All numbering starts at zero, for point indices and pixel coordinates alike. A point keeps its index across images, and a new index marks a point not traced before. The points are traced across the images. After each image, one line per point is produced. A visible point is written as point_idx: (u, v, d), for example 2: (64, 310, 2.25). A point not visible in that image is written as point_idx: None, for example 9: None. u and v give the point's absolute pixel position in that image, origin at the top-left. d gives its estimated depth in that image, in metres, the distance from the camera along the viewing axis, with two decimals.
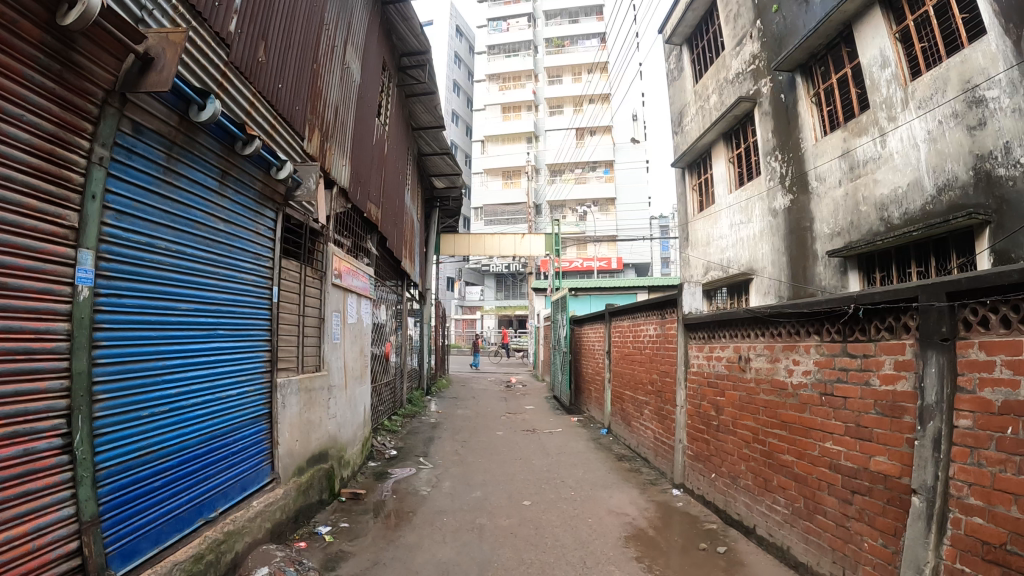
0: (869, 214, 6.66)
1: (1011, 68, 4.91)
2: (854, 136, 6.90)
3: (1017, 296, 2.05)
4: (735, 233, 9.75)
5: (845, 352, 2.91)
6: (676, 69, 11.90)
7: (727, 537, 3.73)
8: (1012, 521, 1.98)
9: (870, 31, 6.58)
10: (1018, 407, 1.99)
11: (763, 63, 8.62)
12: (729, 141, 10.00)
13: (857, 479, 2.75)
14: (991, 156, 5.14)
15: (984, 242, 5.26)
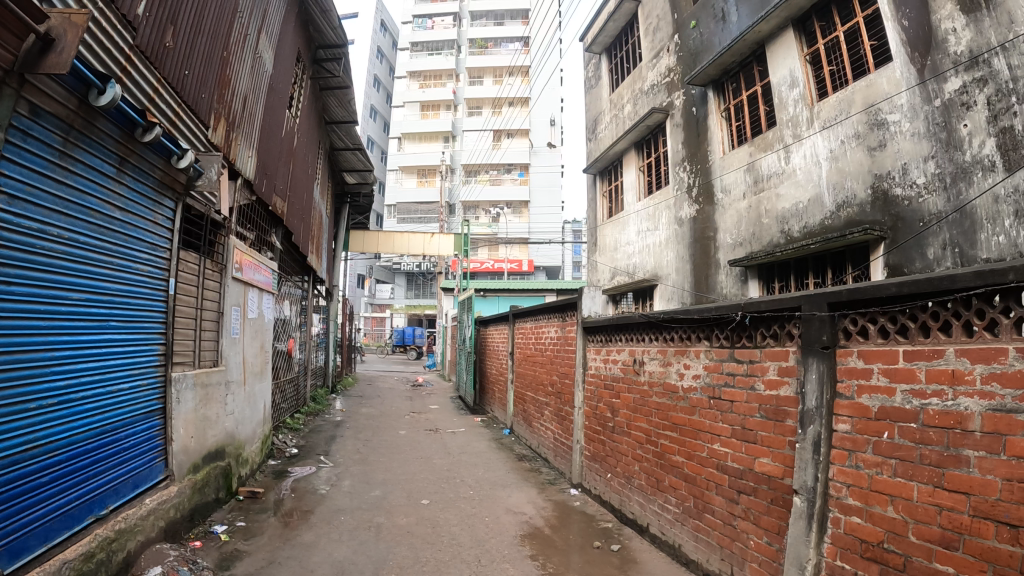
0: (770, 226, 6.97)
1: (913, 96, 5.26)
2: (759, 151, 7.20)
3: (897, 310, 2.19)
4: (641, 239, 10.01)
5: (732, 357, 3.04)
6: (594, 77, 12.12)
7: (621, 535, 3.82)
8: (889, 520, 2.12)
9: (781, 52, 6.88)
10: (894, 414, 2.13)
11: (677, 76, 8.89)
12: (640, 149, 10.25)
13: (743, 479, 2.87)
14: (889, 176, 5.46)
15: (877, 257, 5.59)
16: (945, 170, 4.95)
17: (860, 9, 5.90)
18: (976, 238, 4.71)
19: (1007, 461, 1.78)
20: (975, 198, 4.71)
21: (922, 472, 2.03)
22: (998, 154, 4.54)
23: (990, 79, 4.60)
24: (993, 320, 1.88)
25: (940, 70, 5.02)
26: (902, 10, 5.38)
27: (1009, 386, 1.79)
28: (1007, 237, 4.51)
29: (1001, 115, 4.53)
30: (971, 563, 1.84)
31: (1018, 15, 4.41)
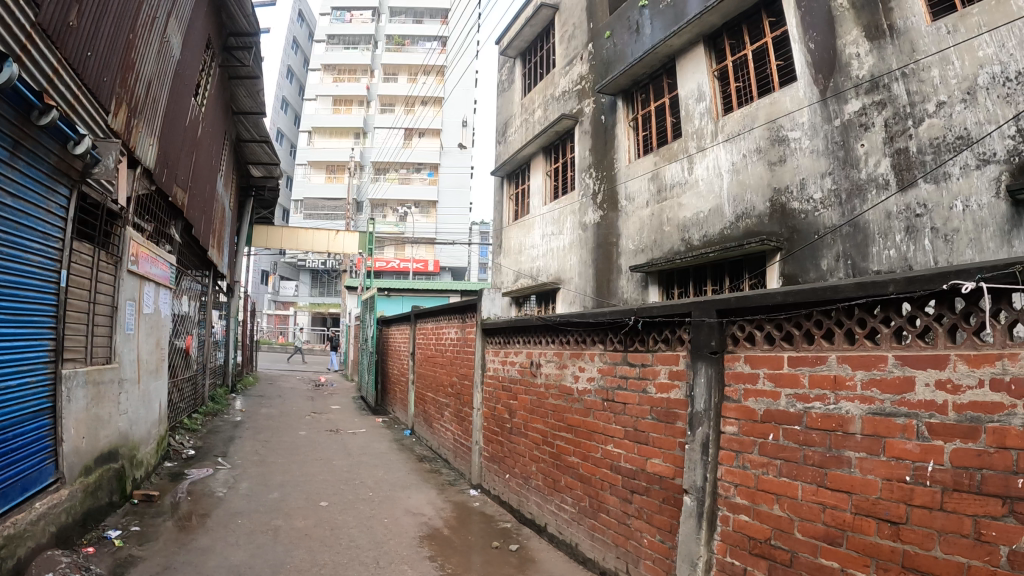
0: (671, 234, 7.20)
1: (813, 115, 5.55)
2: (664, 161, 7.42)
3: (783, 318, 2.31)
4: (546, 243, 10.15)
5: (625, 360, 3.12)
6: (506, 80, 12.21)
7: (519, 535, 3.86)
8: (775, 517, 2.22)
9: (690, 66, 7.11)
10: (779, 416, 2.25)
11: (588, 84, 9.07)
12: (548, 154, 10.38)
13: (635, 479, 2.95)
14: (787, 191, 5.73)
15: (772, 266, 5.86)
16: (841, 187, 5.25)
17: (768, 30, 6.17)
18: (868, 251, 5.02)
19: (887, 461, 1.91)
20: (869, 215, 5.02)
21: (806, 473, 2.14)
22: (892, 174, 4.87)
23: (889, 102, 4.93)
24: (874, 329, 2.02)
25: (841, 93, 5.32)
26: (809, 34, 5.67)
27: (888, 391, 1.93)
28: (898, 251, 4.82)
29: (897, 137, 4.86)
30: (854, 558, 1.96)
31: (920, 46, 4.75)
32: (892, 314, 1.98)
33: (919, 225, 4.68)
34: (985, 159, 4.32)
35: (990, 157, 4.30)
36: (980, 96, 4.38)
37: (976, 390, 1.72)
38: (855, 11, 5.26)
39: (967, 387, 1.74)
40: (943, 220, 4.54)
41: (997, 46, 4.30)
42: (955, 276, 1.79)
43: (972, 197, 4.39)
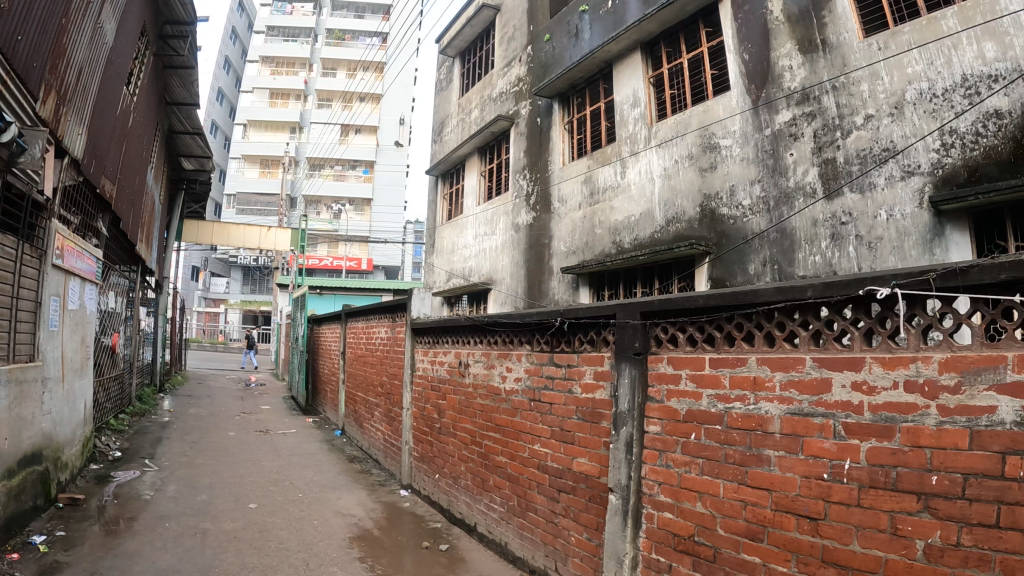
0: (603, 236, 7.30)
1: (745, 124, 5.70)
2: (598, 164, 7.51)
3: (705, 320, 2.37)
4: (478, 243, 10.16)
5: (551, 361, 3.14)
6: (445, 80, 12.16)
7: (449, 535, 3.86)
8: (698, 514, 2.27)
9: (627, 72, 7.21)
10: (701, 416, 2.30)
11: (526, 86, 9.12)
12: (483, 155, 10.40)
13: (562, 479, 2.98)
14: (717, 197, 5.88)
15: (701, 270, 5.99)
16: (769, 194, 5.41)
17: (705, 40, 6.31)
18: (794, 256, 5.18)
19: (805, 460, 1.99)
20: (795, 222, 5.18)
21: (726, 471, 2.20)
22: (820, 183, 5.05)
23: (818, 114, 5.10)
24: (793, 332, 2.09)
25: (772, 104, 5.47)
26: (744, 45, 5.80)
27: (805, 392, 2.01)
28: (823, 257, 4.99)
29: (825, 147, 5.04)
30: (775, 553, 2.03)
31: (851, 61, 4.94)
32: (810, 318, 2.05)
33: (844, 233, 4.86)
34: (909, 171, 4.53)
35: (914, 169, 4.51)
36: (907, 111, 4.58)
37: (891, 391, 1.82)
38: (789, 24, 5.43)
39: (882, 388, 1.84)
40: (868, 228, 4.73)
41: (926, 63, 4.52)
42: (871, 282, 1.88)
43: (896, 206, 4.58)
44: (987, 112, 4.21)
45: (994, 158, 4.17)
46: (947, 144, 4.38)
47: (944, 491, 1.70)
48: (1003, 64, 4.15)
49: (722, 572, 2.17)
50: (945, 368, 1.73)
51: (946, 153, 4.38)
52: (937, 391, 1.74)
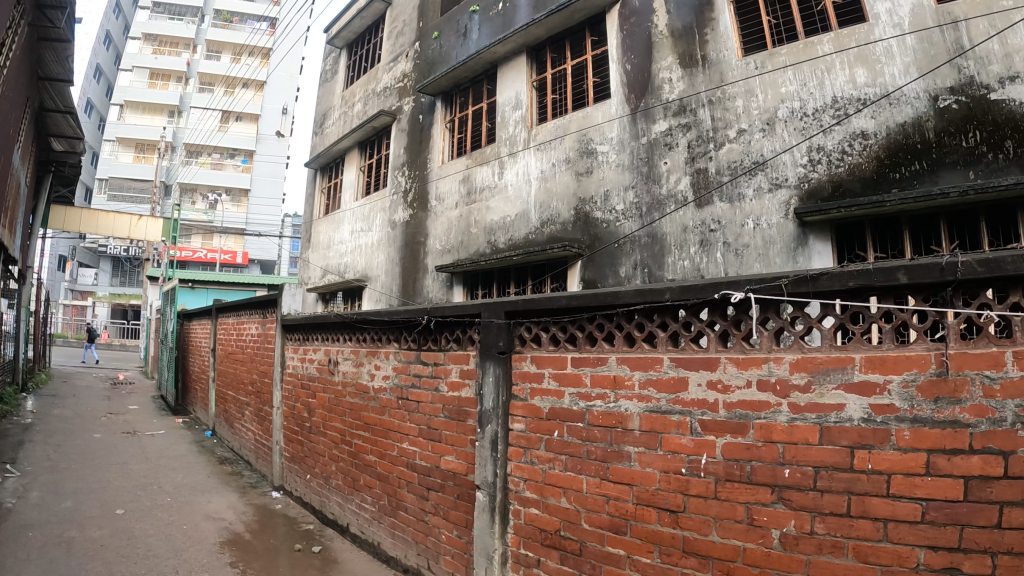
0: (478, 236, 7.34)
1: (623, 131, 5.86)
2: (476, 164, 7.54)
3: (568, 321, 2.42)
4: (354, 239, 9.96)
5: (418, 359, 3.11)
6: (330, 71, 11.84)
7: (322, 536, 3.78)
8: (563, 510, 2.32)
9: (511, 74, 7.25)
10: (563, 414, 2.35)
11: (410, 82, 9.03)
12: (363, 149, 10.25)
13: (430, 477, 2.96)
14: (591, 201, 6.04)
15: (573, 271, 6.13)
16: (642, 200, 5.60)
17: (591, 48, 6.45)
18: (664, 260, 5.37)
19: (663, 455, 2.06)
20: (665, 227, 5.39)
21: (589, 467, 2.25)
22: (691, 192, 5.26)
23: (693, 126, 5.32)
24: (652, 333, 2.16)
25: (650, 113, 5.65)
26: (627, 56, 5.95)
27: (664, 390, 2.08)
28: (691, 262, 5.20)
29: (698, 158, 5.26)
30: (639, 545, 2.10)
31: (728, 77, 5.17)
32: (668, 320, 2.13)
33: (712, 239, 5.09)
34: (777, 184, 4.80)
35: (782, 182, 4.78)
36: (778, 127, 4.85)
37: (745, 391, 1.92)
38: (672, 39, 5.62)
39: (736, 387, 1.93)
40: (735, 236, 4.96)
41: (800, 84, 4.80)
42: (726, 286, 1.98)
43: (762, 216, 4.84)
44: (854, 132, 4.52)
45: (858, 175, 4.47)
46: (813, 160, 4.66)
47: (797, 483, 1.82)
48: (873, 89, 4.49)
49: (588, 565, 2.22)
50: (796, 368, 1.85)
51: (813, 168, 4.66)
52: (788, 390, 1.86)
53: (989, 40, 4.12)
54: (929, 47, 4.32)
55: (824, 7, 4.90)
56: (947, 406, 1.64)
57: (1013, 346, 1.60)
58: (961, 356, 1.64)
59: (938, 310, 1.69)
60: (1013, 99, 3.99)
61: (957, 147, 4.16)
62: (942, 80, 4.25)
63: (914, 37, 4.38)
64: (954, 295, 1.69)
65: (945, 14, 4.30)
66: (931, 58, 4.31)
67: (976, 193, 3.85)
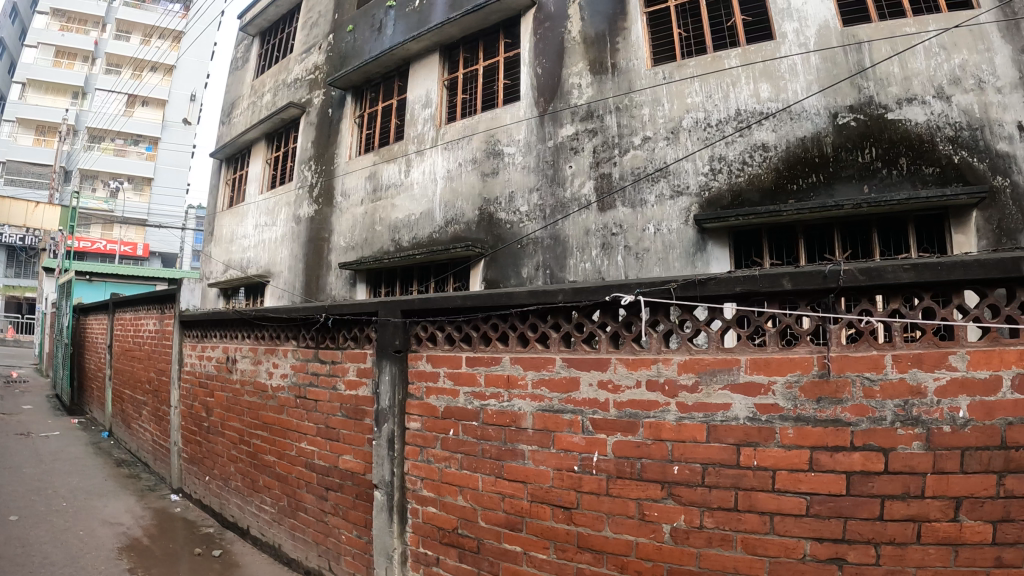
0: (382, 234, 7.23)
1: (530, 134, 5.87)
2: (383, 161, 7.39)
3: (463, 320, 2.41)
4: (258, 234, 9.53)
5: (316, 357, 3.03)
6: (242, 58, 11.29)
7: (222, 540, 3.68)
8: (460, 508, 2.31)
9: (423, 72, 7.11)
10: (458, 413, 2.34)
11: (321, 75, 8.75)
12: (271, 141, 9.86)
13: (329, 477, 2.90)
14: (496, 202, 6.05)
15: (475, 269, 6.16)
16: (546, 203, 5.66)
17: (503, 50, 6.41)
18: (565, 262, 5.44)
19: (556, 453, 2.08)
20: (568, 229, 5.47)
21: (484, 465, 2.25)
22: (595, 197, 5.34)
23: (599, 132, 5.40)
24: (545, 333, 2.19)
25: (558, 117, 5.69)
26: (539, 59, 5.96)
27: (556, 390, 2.10)
28: (592, 265, 5.29)
29: (603, 163, 5.35)
30: (534, 541, 2.11)
31: (637, 85, 5.27)
32: (561, 321, 2.15)
33: (614, 243, 5.19)
34: (678, 191, 4.93)
35: (683, 190, 4.92)
36: (682, 136, 4.98)
37: (634, 391, 1.96)
38: (584, 46, 5.68)
39: (627, 387, 1.97)
40: (636, 240, 5.08)
41: (705, 96, 4.93)
42: (618, 289, 2.00)
43: (663, 222, 4.97)
44: (755, 144, 4.69)
45: (757, 185, 4.64)
46: (715, 169, 4.81)
47: (685, 480, 1.87)
48: (775, 104, 4.67)
49: (486, 563, 2.22)
50: (683, 369, 1.90)
51: (714, 177, 4.80)
52: (676, 390, 1.90)
53: (889, 62, 4.42)
54: (833, 67, 4.55)
55: (733, 22, 5.06)
56: (830, 405, 1.74)
57: (891, 350, 1.72)
58: (843, 359, 1.74)
59: (823, 315, 1.79)
60: (909, 120, 4.32)
61: (853, 162, 4.40)
62: (842, 98, 4.49)
63: (819, 56, 4.60)
64: (836, 302, 1.80)
65: (849, 36, 4.57)
66: (833, 76, 4.54)
67: (869, 207, 4.08)
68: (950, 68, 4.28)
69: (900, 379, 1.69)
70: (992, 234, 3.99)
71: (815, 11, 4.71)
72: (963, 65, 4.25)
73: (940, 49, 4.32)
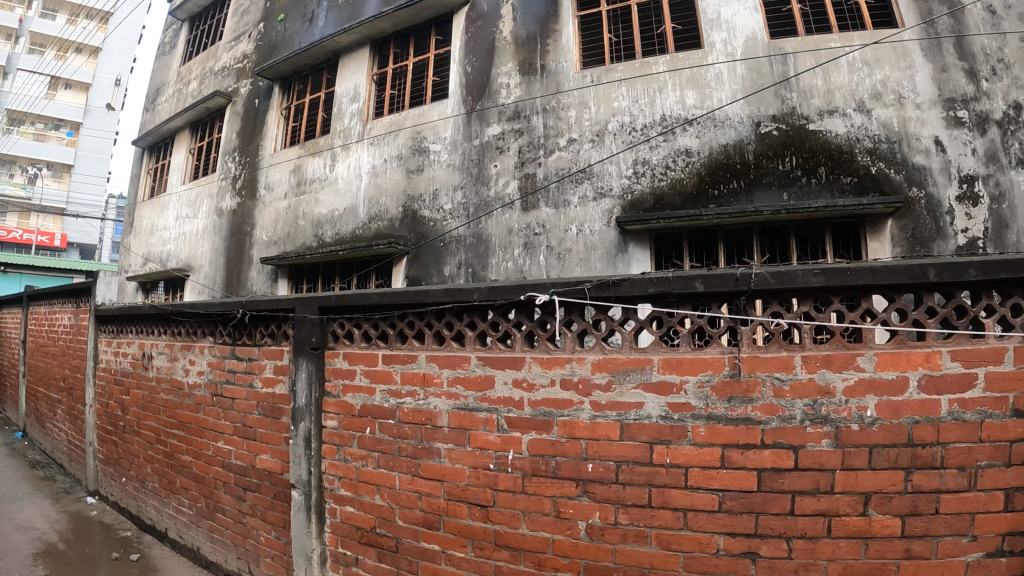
0: (305, 229, 6.99)
1: (456, 132, 5.82)
2: (309, 154, 7.15)
3: (380, 318, 2.39)
4: (178, 226, 9.13)
5: (232, 354, 2.96)
6: (168, 43, 10.77)
7: (141, 544, 3.57)
8: (377, 507, 2.30)
9: (352, 66, 6.96)
10: (374, 411, 2.32)
11: (250, 64, 8.49)
12: (195, 131, 9.46)
13: (246, 477, 2.84)
14: (420, 199, 5.97)
15: (398, 266, 6.08)
16: (470, 201, 5.63)
17: (434, 47, 6.37)
18: (487, 261, 5.45)
19: (471, 451, 2.08)
20: (491, 228, 5.46)
21: (401, 463, 2.24)
22: (519, 196, 5.36)
23: (525, 132, 5.41)
24: (460, 332, 2.19)
25: (485, 116, 5.66)
26: (469, 58, 5.92)
27: (471, 388, 2.11)
28: (514, 264, 5.31)
29: (527, 163, 5.36)
30: (452, 540, 2.12)
31: (564, 87, 5.29)
32: (476, 319, 2.16)
33: (535, 242, 5.22)
34: (601, 193, 5.00)
35: (606, 192, 4.99)
36: (607, 139, 5.04)
37: (549, 389, 1.98)
38: (514, 46, 5.67)
39: (540, 385, 1.99)
40: (558, 241, 5.12)
41: (631, 100, 5.00)
42: (532, 288, 2.01)
43: (585, 223, 5.02)
44: (678, 149, 4.80)
45: (679, 190, 4.75)
46: (638, 172, 4.90)
47: (599, 477, 1.89)
48: (699, 111, 4.77)
49: (405, 562, 2.22)
50: (597, 368, 1.92)
51: (637, 180, 4.90)
52: (589, 388, 1.93)
53: (813, 73, 4.57)
54: (758, 77, 4.68)
55: (663, 30, 5.15)
56: (740, 404, 1.78)
57: (800, 351, 1.78)
58: (753, 360, 1.79)
59: (733, 316, 1.83)
60: (829, 131, 4.47)
61: (774, 170, 4.54)
62: (765, 108, 4.63)
63: (744, 66, 4.73)
64: (746, 305, 1.84)
65: (776, 47, 4.70)
66: (757, 86, 4.67)
67: (787, 213, 4.21)
68: (873, 83, 4.47)
69: (810, 379, 1.75)
70: (907, 242, 4.22)
71: (743, 23, 4.84)
72: (884, 81, 4.45)
73: (862, 65, 4.50)
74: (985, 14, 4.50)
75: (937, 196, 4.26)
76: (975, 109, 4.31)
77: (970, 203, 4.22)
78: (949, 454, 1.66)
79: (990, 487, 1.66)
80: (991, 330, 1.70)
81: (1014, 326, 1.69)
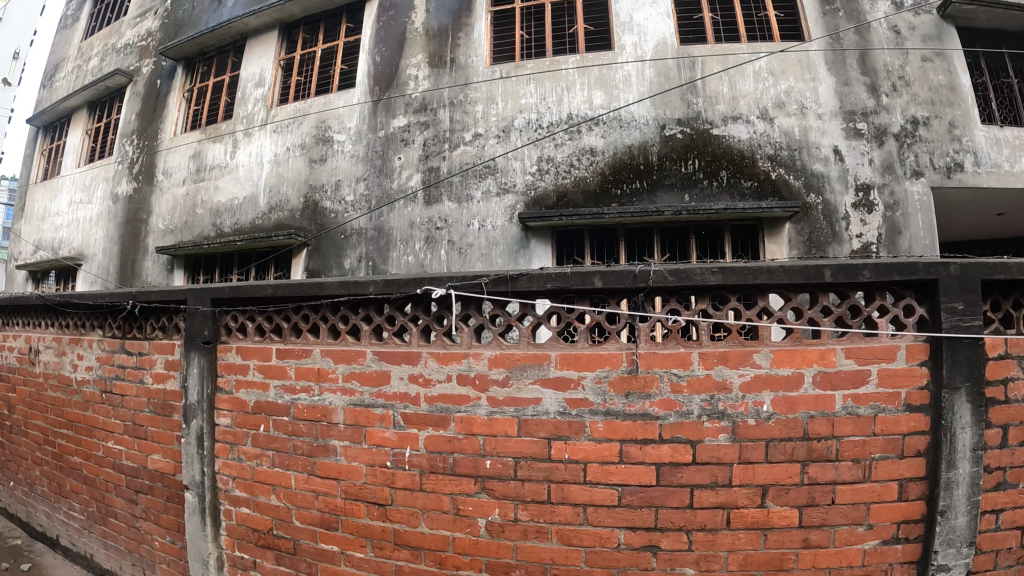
0: (203, 218, 6.76)
1: (361, 121, 5.72)
2: (209, 139, 6.92)
3: (273, 311, 2.34)
4: (71, 212, 8.69)
5: (123, 349, 2.83)
6: (70, 16, 10.26)
7: (30, 553, 3.41)
8: (273, 508, 2.26)
9: (259, 49, 6.77)
10: (269, 408, 2.26)
11: (153, 42, 8.18)
12: (93, 111, 9.06)
13: (138, 479, 2.73)
14: (321, 190, 5.83)
15: (297, 258, 5.92)
16: (372, 193, 5.55)
17: (345, 35, 6.28)
18: (388, 255, 5.38)
19: (368, 449, 2.06)
20: (393, 221, 5.40)
21: (296, 462, 2.20)
22: (421, 188, 5.31)
23: (431, 125, 5.37)
24: (356, 326, 2.17)
25: (391, 107, 5.60)
26: (378, 48, 5.85)
27: (366, 384, 2.07)
28: (415, 258, 5.26)
29: (432, 156, 5.32)
30: (351, 540, 2.10)
31: (472, 81, 5.29)
32: (372, 313, 2.14)
33: (437, 237, 5.18)
34: (504, 189, 5.01)
35: (509, 188, 5.01)
36: (513, 135, 5.06)
37: (445, 384, 1.97)
38: (425, 38, 5.63)
39: (437, 381, 1.97)
40: (459, 236, 5.11)
41: (539, 98, 5.03)
42: (429, 282, 1.99)
43: (487, 219, 5.03)
44: (583, 148, 4.86)
45: (582, 188, 4.82)
46: (542, 169, 4.94)
47: (498, 474, 1.90)
48: (605, 111, 4.85)
49: (304, 564, 2.20)
50: (495, 364, 1.92)
51: (540, 177, 4.93)
52: (486, 384, 1.92)
53: (719, 79, 4.71)
54: (665, 80, 4.79)
55: (575, 30, 5.21)
56: (638, 400, 1.80)
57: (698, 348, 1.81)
58: (650, 356, 1.81)
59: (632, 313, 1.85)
60: (732, 136, 4.61)
61: (676, 171, 4.67)
62: (671, 111, 4.74)
63: (652, 68, 4.84)
64: (644, 302, 1.88)
65: (684, 53, 4.83)
66: (663, 88, 4.78)
67: (688, 214, 4.31)
68: (777, 92, 4.63)
69: (707, 374, 1.78)
70: (803, 245, 4.39)
71: (654, 28, 4.94)
72: (787, 89, 4.62)
73: (768, 74, 4.67)
74: (890, 33, 4.74)
75: (834, 202, 4.44)
76: (873, 122, 4.54)
77: (865, 210, 4.43)
78: (843, 447, 1.74)
79: (883, 479, 1.74)
80: (884, 329, 1.78)
81: (907, 326, 1.78)
